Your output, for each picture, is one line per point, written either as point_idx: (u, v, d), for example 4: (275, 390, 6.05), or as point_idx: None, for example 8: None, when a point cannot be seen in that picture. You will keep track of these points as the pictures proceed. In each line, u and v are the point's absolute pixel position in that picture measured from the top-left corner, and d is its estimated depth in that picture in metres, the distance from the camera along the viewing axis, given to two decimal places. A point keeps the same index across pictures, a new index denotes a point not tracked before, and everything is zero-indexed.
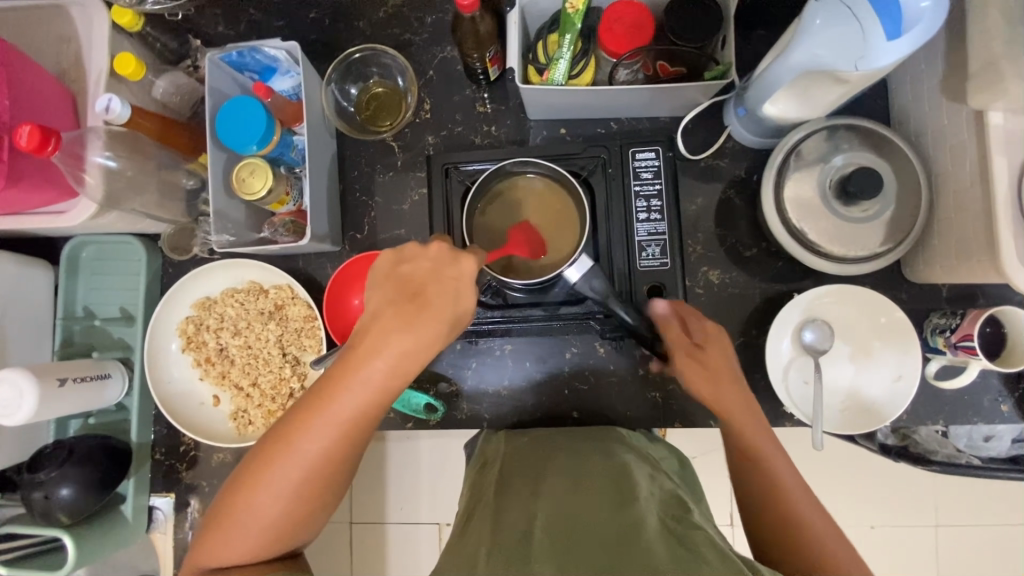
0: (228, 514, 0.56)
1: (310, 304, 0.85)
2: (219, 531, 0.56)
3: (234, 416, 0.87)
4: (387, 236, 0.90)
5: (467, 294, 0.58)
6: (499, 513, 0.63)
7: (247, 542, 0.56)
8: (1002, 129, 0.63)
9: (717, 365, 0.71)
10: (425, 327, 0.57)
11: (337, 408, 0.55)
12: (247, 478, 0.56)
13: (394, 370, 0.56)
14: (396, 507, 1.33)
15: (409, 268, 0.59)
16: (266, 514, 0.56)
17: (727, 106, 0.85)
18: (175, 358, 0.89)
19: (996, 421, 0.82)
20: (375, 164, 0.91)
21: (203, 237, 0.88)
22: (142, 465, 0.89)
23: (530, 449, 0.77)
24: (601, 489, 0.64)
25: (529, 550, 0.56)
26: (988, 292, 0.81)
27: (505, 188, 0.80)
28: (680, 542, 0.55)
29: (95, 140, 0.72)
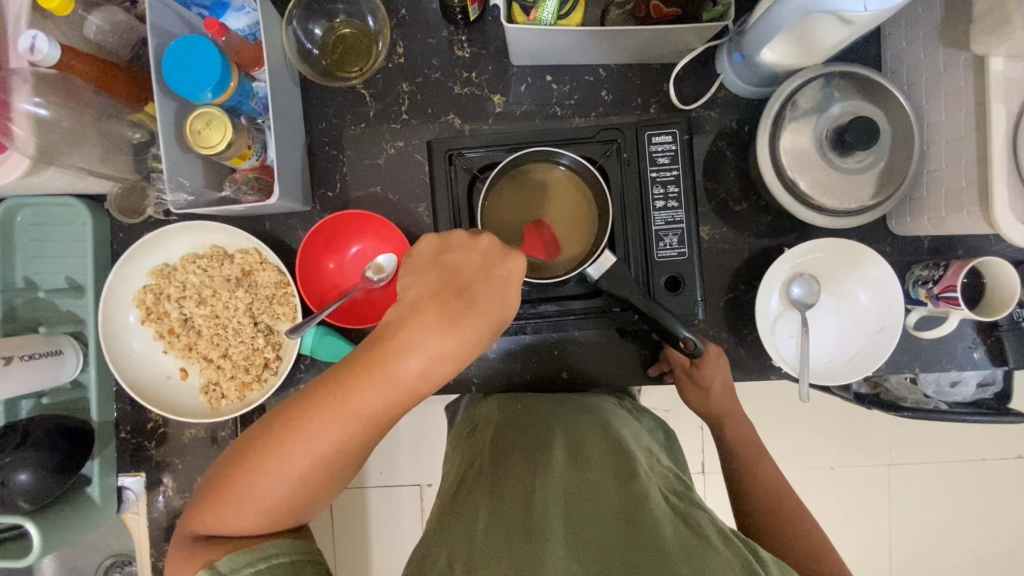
0: (232, 487, 0.53)
1: (280, 268, 0.79)
2: (219, 503, 0.53)
3: (205, 390, 0.82)
4: (362, 194, 0.84)
5: (511, 297, 0.57)
6: (500, 483, 0.62)
7: (246, 521, 0.53)
8: (1003, 74, 0.63)
9: (710, 381, 0.81)
10: (468, 327, 0.54)
11: (363, 400, 0.52)
12: (256, 452, 0.53)
13: (430, 370, 0.52)
14: (376, 471, 1.32)
15: (456, 259, 0.57)
16: (272, 492, 0.52)
17: (719, 52, 0.81)
18: (137, 331, 0.82)
19: (968, 367, 0.85)
20: (345, 115, 0.84)
21: (157, 196, 0.81)
22: (107, 444, 0.84)
23: (523, 416, 0.75)
24: (602, 463, 0.63)
25: (534, 520, 0.55)
26: (968, 243, 0.83)
27: (518, 175, 0.75)
28: (684, 519, 0.55)
29: (21, 84, 0.63)
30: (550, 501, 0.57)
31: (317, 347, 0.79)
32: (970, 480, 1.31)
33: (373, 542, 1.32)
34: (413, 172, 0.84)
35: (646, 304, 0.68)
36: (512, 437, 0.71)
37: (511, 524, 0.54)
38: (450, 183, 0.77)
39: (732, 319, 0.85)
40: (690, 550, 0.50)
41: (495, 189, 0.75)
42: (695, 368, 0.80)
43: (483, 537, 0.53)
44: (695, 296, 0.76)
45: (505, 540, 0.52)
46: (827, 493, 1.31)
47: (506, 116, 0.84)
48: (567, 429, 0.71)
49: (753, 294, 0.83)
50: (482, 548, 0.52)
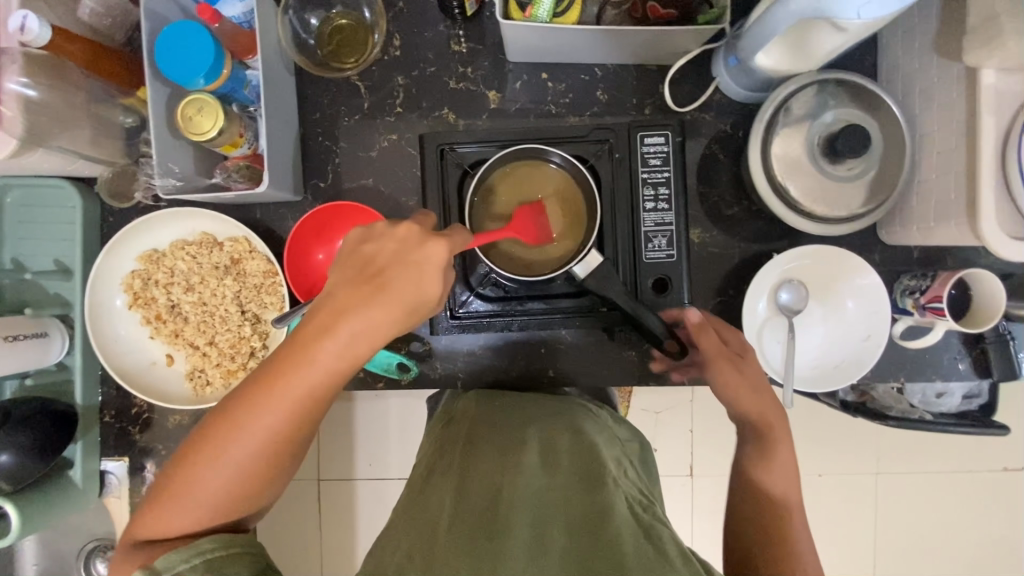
0: (173, 488, 0.54)
1: (269, 258, 0.79)
2: (162, 504, 0.54)
3: (190, 376, 0.82)
4: (354, 186, 0.84)
5: (428, 278, 0.54)
6: (467, 479, 0.62)
7: (192, 514, 0.54)
8: (994, 87, 0.63)
9: (754, 376, 0.72)
10: (380, 313, 0.53)
11: (288, 390, 0.53)
12: (192, 451, 0.54)
13: (345, 350, 0.53)
14: (365, 463, 1.32)
15: (372, 246, 0.55)
16: (209, 489, 0.54)
17: (715, 56, 0.81)
18: (123, 315, 0.82)
19: (953, 377, 0.85)
20: (339, 106, 0.84)
21: (146, 180, 0.81)
22: (90, 428, 0.84)
23: (500, 413, 0.75)
24: (571, 471, 0.62)
25: (497, 521, 0.56)
26: (957, 254, 0.83)
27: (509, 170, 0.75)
28: (646, 532, 0.54)
29: (10, 64, 0.63)
30: (517, 502, 0.58)
31: None
32: (955, 490, 1.31)
33: (358, 534, 1.32)
34: (405, 165, 0.84)
35: (632, 306, 0.68)
36: (485, 433, 0.70)
37: (474, 522, 0.56)
38: (441, 180, 0.79)
39: (720, 323, 0.85)
40: (647, 563, 0.49)
41: (485, 186, 0.75)
42: (740, 357, 0.72)
43: (446, 534, 0.55)
44: (681, 298, 0.77)
45: (468, 547, 0.53)
46: (812, 500, 1.31)
47: (501, 113, 0.84)
48: (540, 429, 0.70)
49: (741, 298, 0.84)
50: (443, 546, 0.54)
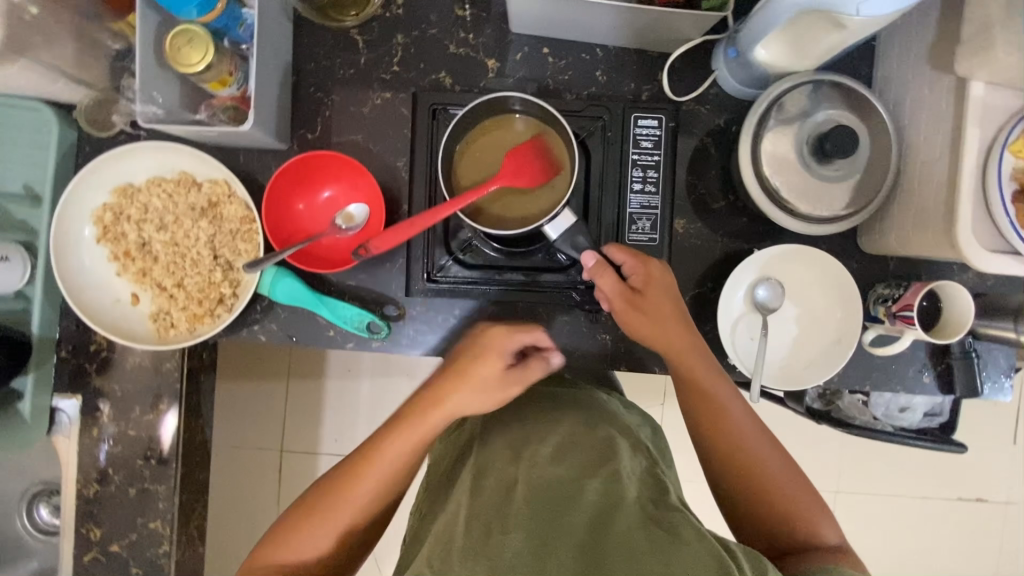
0: (289, 535, 0.65)
1: (247, 204, 0.78)
2: (280, 544, 0.65)
3: (155, 317, 0.80)
4: (342, 141, 0.82)
5: (487, 370, 0.67)
6: (483, 475, 0.62)
7: (301, 556, 0.65)
8: (981, 99, 0.64)
9: (659, 308, 0.71)
10: (462, 396, 0.66)
11: (386, 456, 0.66)
12: (309, 502, 0.67)
13: (415, 444, 0.67)
14: (330, 438, 1.35)
15: (479, 340, 0.69)
16: (322, 536, 0.65)
17: (716, 48, 0.81)
18: (90, 249, 0.79)
19: (917, 390, 0.86)
20: (335, 58, 0.82)
21: (128, 106, 0.78)
22: (45, 361, 0.81)
23: (518, 411, 0.74)
24: (582, 458, 0.61)
25: (504, 520, 0.55)
26: (931, 269, 0.84)
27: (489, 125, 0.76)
28: (657, 520, 0.53)
29: None
30: (530, 501, 0.56)
31: (275, 290, 0.77)
32: (909, 513, 1.34)
33: None
34: (397, 125, 0.83)
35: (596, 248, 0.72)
36: (499, 437, 0.69)
37: (488, 526, 0.54)
38: (433, 134, 0.80)
39: (696, 315, 0.86)
40: (656, 549, 0.49)
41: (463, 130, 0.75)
42: (639, 293, 0.71)
43: (464, 542, 0.53)
44: None
45: (480, 538, 0.53)
46: None
47: (498, 84, 0.83)
48: (554, 426, 0.68)
49: (719, 293, 0.84)
50: (461, 550, 0.52)
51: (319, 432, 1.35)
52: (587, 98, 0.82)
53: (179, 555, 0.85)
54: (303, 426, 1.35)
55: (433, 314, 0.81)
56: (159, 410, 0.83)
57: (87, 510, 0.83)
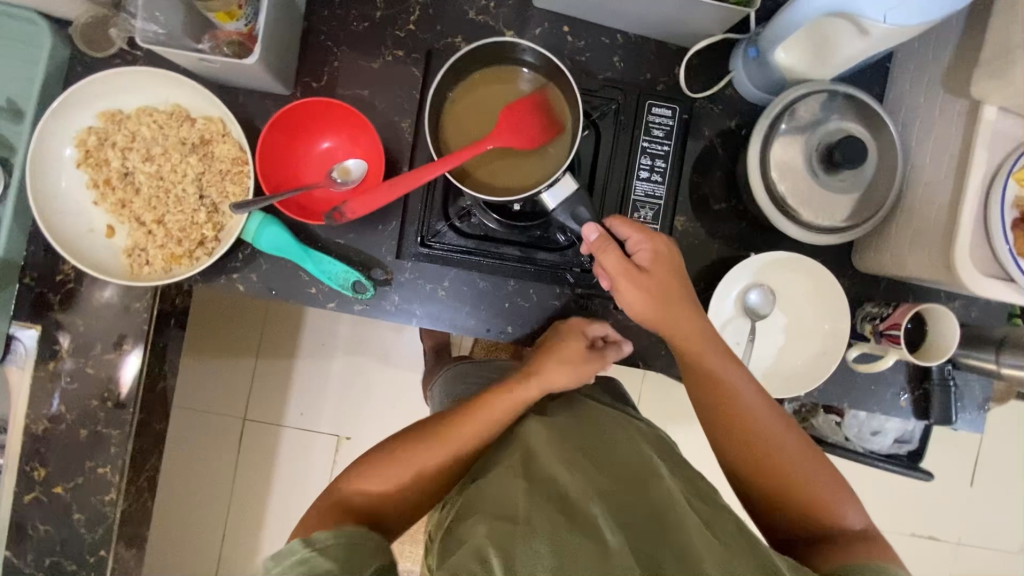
0: (369, 463, 0.64)
1: (241, 145, 0.75)
2: (357, 468, 0.64)
3: (130, 252, 0.76)
4: (348, 94, 0.80)
5: (573, 347, 0.73)
6: (530, 465, 0.61)
7: (365, 486, 0.63)
8: (991, 125, 0.65)
9: (659, 283, 0.70)
10: (549, 370, 0.71)
11: (479, 420, 0.68)
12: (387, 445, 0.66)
13: (504, 413, 0.68)
14: (297, 412, 1.31)
15: (575, 323, 0.76)
16: (397, 475, 0.64)
17: (736, 49, 0.81)
18: (69, 172, 0.75)
19: (892, 412, 0.87)
20: (349, 9, 0.80)
21: (125, 22, 0.74)
22: (5, 285, 0.76)
23: (557, 409, 0.72)
24: (628, 460, 0.61)
25: (569, 516, 0.54)
26: (919, 294, 0.85)
27: (491, 88, 0.74)
28: (708, 527, 0.54)
29: None
30: (587, 497, 0.55)
31: (260, 237, 0.74)
32: None
33: (275, 477, 1.30)
34: (406, 86, 0.80)
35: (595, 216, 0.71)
36: (537, 425, 0.67)
37: (550, 516, 0.54)
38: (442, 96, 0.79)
39: None
40: (716, 557, 0.50)
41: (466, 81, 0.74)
42: (640, 268, 0.70)
43: (526, 528, 0.52)
44: None
45: (549, 530, 0.52)
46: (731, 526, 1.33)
47: None
48: (589, 428, 0.67)
49: (712, 293, 0.83)
50: (529, 537, 0.51)
51: (288, 400, 1.31)
52: (602, 78, 0.81)
53: (126, 505, 0.81)
54: (271, 393, 1.31)
55: (420, 282, 0.79)
56: (123, 350, 0.79)
57: (32, 448, 0.78)
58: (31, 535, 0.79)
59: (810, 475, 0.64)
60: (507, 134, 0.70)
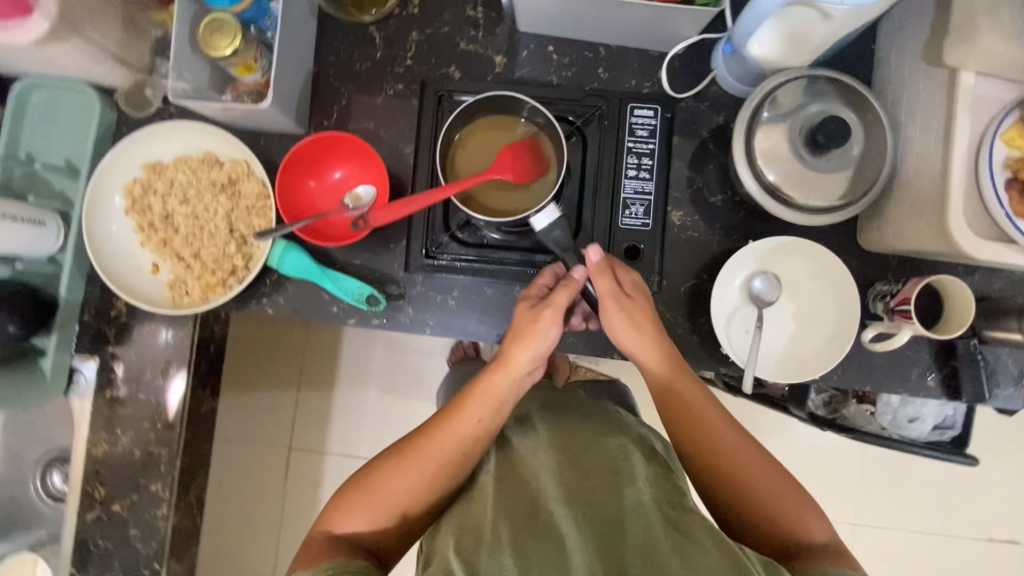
0: (355, 492, 0.67)
1: (264, 181, 0.83)
2: (347, 497, 0.67)
3: (172, 285, 0.85)
4: (355, 128, 0.88)
5: (536, 325, 0.71)
6: (504, 482, 0.68)
7: (353, 518, 0.66)
8: (970, 90, 0.66)
9: (640, 317, 0.73)
10: (514, 359, 0.71)
11: (454, 427, 0.69)
12: (368, 473, 0.68)
13: (476, 413, 0.69)
14: (337, 438, 1.37)
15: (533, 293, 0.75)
16: (385, 500, 0.67)
17: (716, 48, 0.84)
18: (117, 219, 0.85)
19: (920, 393, 0.84)
20: (354, 52, 0.88)
21: (160, 82, 0.86)
22: (69, 323, 0.86)
23: (535, 413, 0.78)
24: (600, 465, 0.66)
25: (534, 525, 0.60)
26: (933, 269, 0.83)
27: (490, 124, 0.81)
28: (675, 524, 0.58)
29: None
30: (555, 504, 0.62)
31: (284, 262, 0.81)
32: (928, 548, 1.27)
33: (319, 501, 1.36)
34: (408, 115, 0.87)
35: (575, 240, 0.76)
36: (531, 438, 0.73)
37: (515, 527, 0.60)
38: (437, 120, 0.85)
39: (691, 306, 0.85)
40: (680, 550, 0.54)
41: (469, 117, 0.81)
42: (629, 298, 0.73)
43: (492, 539, 0.59)
44: (653, 266, 0.84)
45: (516, 536, 0.59)
46: None
47: (505, 78, 0.88)
48: (566, 433, 0.72)
49: (715, 282, 0.84)
50: (494, 547, 0.58)
51: (326, 425, 1.37)
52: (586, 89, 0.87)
53: (177, 519, 0.87)
54: (311, 418, 1.37)
55: (431, 294, 0.84)
56: (169, 374, 0.87)
57: (95, 470, 0.86)
58: (94, 551, 0.86)
59: (782, 488, 0.65)
60: (500, 167, 0.76)
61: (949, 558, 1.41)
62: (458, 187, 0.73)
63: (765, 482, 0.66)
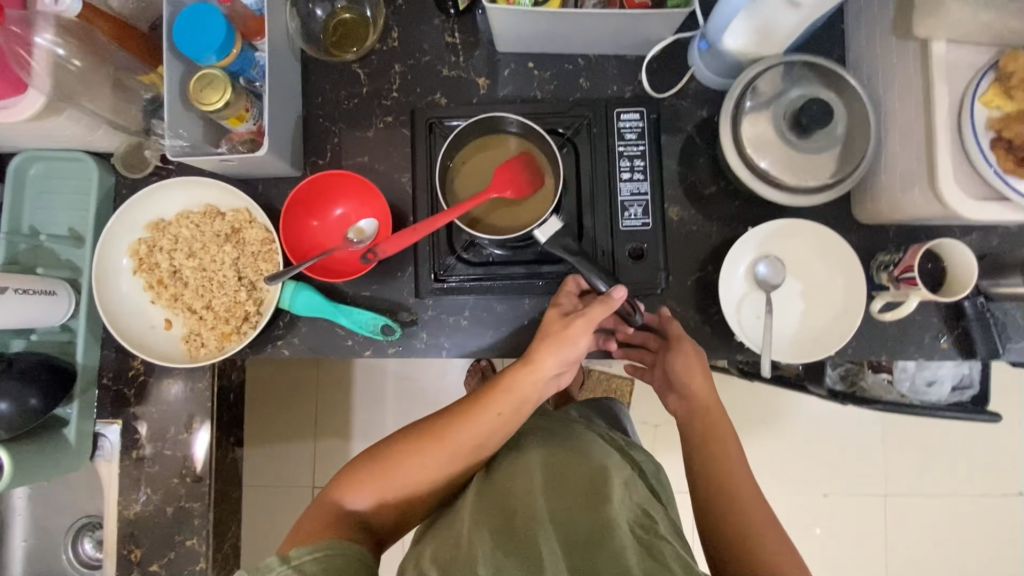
0: (372, 469, 0.72)
1: (267, 226, 0.84)
2: (362, 473, 0.72)
3: (187, 339, 0.85)
4: (350, 164, 0.89)
5: (565, 330, 0.75)
6: (484, 494, 0.71)
7: (366, 493, 0.71)
8: (943, 58, 0.67)
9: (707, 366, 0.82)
10: (541, 362, 0.75)
11: (475, 421, 0.74)
12: (385, 453, 0.73)
13: (497, 409, 0.74)
14: None
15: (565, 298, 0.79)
16: (401, 480, 0.72)
17: (691, 45, 0.86)
18: (126, 280, 0.86)
19: (935, 356, 0.84)
20: (340, 91, 0.90)
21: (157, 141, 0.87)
22: (88, 388, 0.86)
23: (521, 432, 0.82)
24: (579, 486, 0.68)
25: (510, 538, 0.63)
26: (931, 234, 0.84)
27: (484, 143, 0.83)
28: (647, 550, 0.61)
29: (44, 24, 0.69)
30: (531, 519, 0.64)
31: (295, 302, 0.83)
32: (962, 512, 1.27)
33: None
34: (400, 145, 0.89)
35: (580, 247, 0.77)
36: (533, 453, 0.75)
37: (489, 540, 0.63)
38: (432, 147, 0.87)
39: (700, 298, 0.86)
40: None
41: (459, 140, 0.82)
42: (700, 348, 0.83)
43: (466, 553, 0.61)
44: (658, 263, 0.84)
45: (492, 549, 0.62)
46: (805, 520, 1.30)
47: (490, 99, 0.90)
48: (551, 452, 0.74)
49: (720, 272, 0.85)
50: (468, 556, 0.61)
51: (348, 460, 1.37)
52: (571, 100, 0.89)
53: (216, 572, 0.87)
54: (333, 456, 1.37)
55: (443, 316, 0.85)
56: (193, 428, 0.87)
57: (128, 531, 0.86)
58: None
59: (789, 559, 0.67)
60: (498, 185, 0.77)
61: (983, 516, 1.41)
62: (462, 209, 0.74)
63: (777, 552, 0.67)
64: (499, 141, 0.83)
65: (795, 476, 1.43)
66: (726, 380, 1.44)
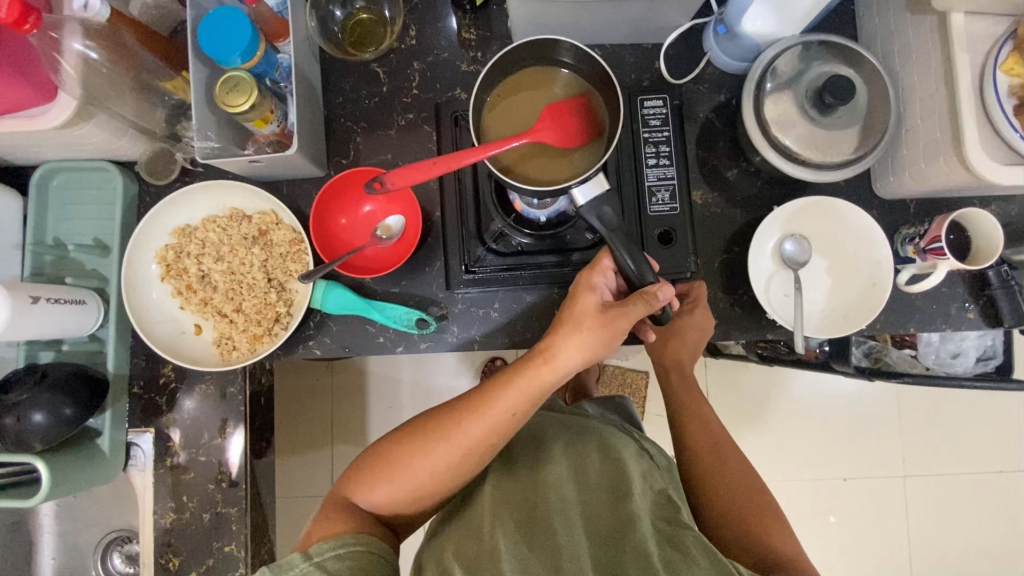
0: (384, 464, 0.72)
1: (295, 227, 0.84)
2: (375, 468, 0.72)
3: (218, 342, 0.85)
4: (373, 161, 0.90)
5: (584, 324, 0.72)
6: (504, 490, 0.72)
7: (378, 488, 0.71)
8: (962, 29, 0.69)
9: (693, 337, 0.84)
10: (560, 358, 0.71)
11: (487, 420, 0.71)
12: (398, 448, 0.72)
13: (510, 405, 0.71)
14: None
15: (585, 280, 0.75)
16: (412, 476, 0.71)
17: (705, 31, 0.88)
18: (155, 286, 0.86)
19: (962, 326, 0.85)
20: (360, 90, 0.91)
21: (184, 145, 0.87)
22: (120, 397, 0.86)
23: (536, 429, 0.82)
24: (600, 484, 0.69)
25: (534, 531, 0.64)
26: (951, 205, 0.86)
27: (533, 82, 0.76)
28: (669, 541, 0.61)
29: (72, 26, 0.68)
30: (553, 513, 0.65)
31: (327, 301, 0.82)
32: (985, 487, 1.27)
33: None
34: (422, 141, 0.90)
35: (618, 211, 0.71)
36: (556, 451, 0.75)
37: (511, 533, 0.64)
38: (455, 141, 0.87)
39: (727, 280, 0.87)
40: (670, 567, 0.57)
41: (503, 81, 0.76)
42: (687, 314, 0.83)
43: (490, 545, 0.63)
44: (687, 247, 0.85)
45: (517, 543, 0.63)
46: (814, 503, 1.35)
47: None
48: (569, 449, 0.75)
49: (747, 253, 0.86)
50: (492, 553, 0.61)
51: None
52: None
53: None
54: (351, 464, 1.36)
55: (473, 309, 0.86)
56: (226, 433, 0.87)
57: (165, 541, 0.85)
58: None
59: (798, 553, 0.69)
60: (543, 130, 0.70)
61: (1000, 492, 1.42)
62: (500, 144, 0.67)
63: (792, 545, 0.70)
64: (546, 82, 0.76)
65: (815, 461, 1.43)
66: (742, 367, 1.45)
